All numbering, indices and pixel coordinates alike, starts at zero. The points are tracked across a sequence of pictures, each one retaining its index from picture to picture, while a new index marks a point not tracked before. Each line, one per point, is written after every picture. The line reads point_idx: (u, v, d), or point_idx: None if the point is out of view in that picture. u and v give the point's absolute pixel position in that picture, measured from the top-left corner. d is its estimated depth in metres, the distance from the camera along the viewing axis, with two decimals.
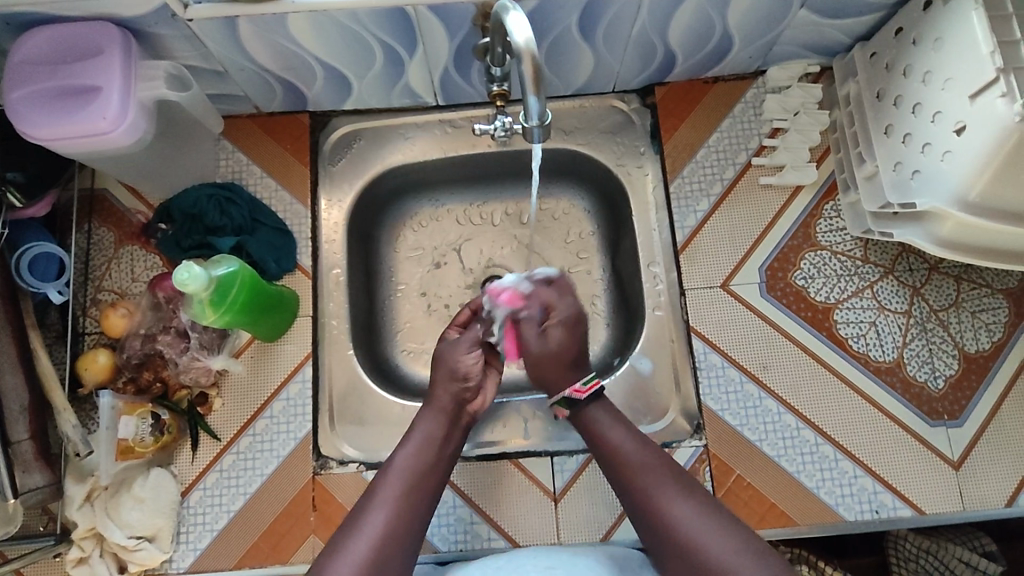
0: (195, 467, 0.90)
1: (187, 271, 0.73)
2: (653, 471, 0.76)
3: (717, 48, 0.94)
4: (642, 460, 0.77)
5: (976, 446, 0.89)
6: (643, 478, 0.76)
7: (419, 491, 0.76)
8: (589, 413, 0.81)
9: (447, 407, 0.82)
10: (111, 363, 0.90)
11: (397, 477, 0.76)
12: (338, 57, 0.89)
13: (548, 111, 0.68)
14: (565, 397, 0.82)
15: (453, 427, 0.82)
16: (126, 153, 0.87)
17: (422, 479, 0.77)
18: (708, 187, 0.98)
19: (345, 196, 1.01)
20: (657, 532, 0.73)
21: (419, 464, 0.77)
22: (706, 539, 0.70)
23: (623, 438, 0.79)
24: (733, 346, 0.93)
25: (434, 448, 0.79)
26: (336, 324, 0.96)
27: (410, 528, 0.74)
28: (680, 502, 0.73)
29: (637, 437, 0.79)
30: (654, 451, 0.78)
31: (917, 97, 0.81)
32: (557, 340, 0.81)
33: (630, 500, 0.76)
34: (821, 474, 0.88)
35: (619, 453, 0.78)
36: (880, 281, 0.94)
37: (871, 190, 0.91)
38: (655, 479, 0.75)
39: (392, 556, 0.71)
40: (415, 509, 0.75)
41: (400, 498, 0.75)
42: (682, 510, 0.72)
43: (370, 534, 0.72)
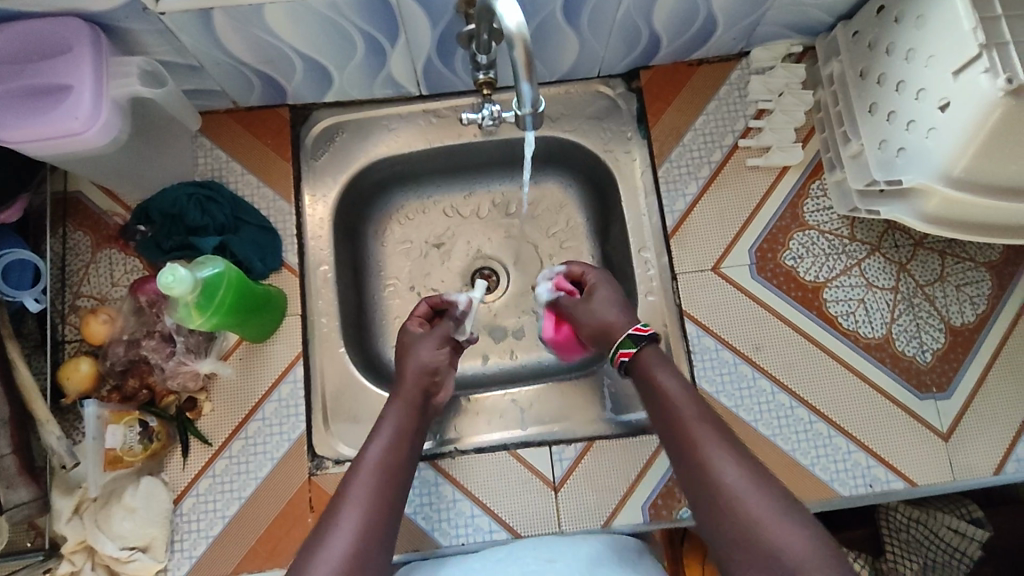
0: (187, 474, 0.88)
1: (171, 273, 0.69)
2: (701, 426, 0.72)
3: (701, 30, 0.93)
4: (692, 414, 0.73)
5: (963, 417, 0.91)
6: (693, 432, 0.72)
7: (392, 487, 0.73)
8: (645, 356, 0.78)
9: (412, 397, 0.81)
10: (94, 371, 0.88)
11: (370, 467, 0.73)
12: (319, 48, 0.87)
13: (541, 97, 0.66)
14: (631, 335, 0.78)
15: (418, 418, 0.81)
16: (100, 154, 0.84)
17: (386, 482, 0.73)
18: (696, 170, 0.98)
19: (329, 190, 0.99)
20: (704, 490, 0.69)
21: (390, 456, 0.75)
22: (751, 501, 0.66)
23: (677, 390, 0.75)
24: (726, 328, 0.93)
25: (404, 438, 0.77)
26: (326, 322, 0.95)
27: (386, 521, 0.70)
28: (730, 459, 0.69)
29: (690, 388, 0.75)
30: (706, 406, 0.74)
31: (900, 76, 0.82)
32: (609, 289, 0.85)
33: (677, 453, 0.73)
34: (816, 451, 0.89)
35: (672, 403, 0.74)
36: (867, 258, 0.95)
37: (857, 169, 0.91)
38: (704, 435, 0.71)
39: (369, 553, 0.67)
40: (389, 498, 0.72)
41: (375, 488, 0.72)
42: (731, 472, 0.68)
43: (351, 523, 0.68)
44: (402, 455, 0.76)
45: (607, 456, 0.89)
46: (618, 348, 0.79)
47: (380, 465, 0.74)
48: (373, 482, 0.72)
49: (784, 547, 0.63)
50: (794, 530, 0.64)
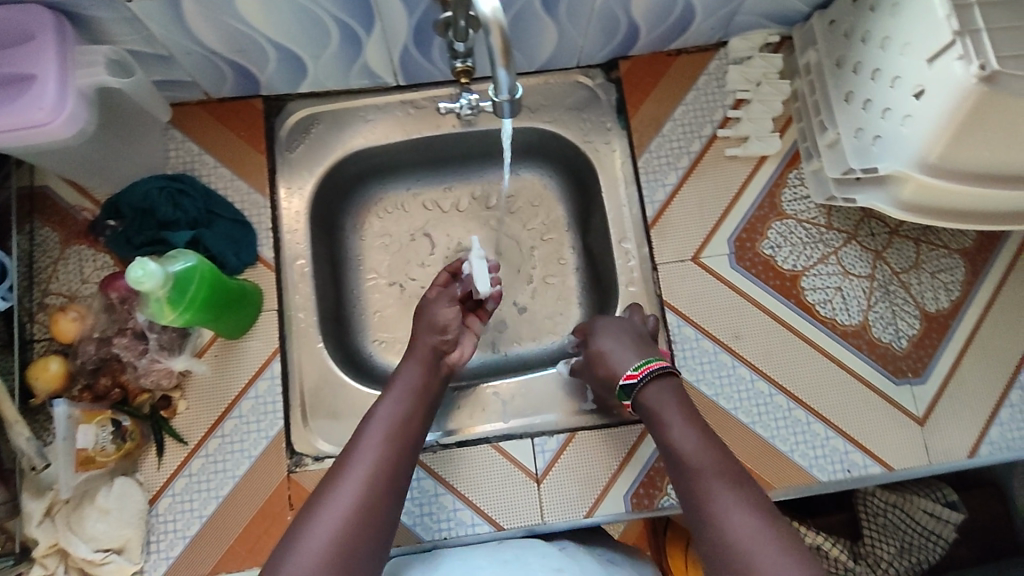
0: (162, 473, 0.86)
1: (141, 268, 0.66)
2: (711, 474, 0.70)
3: (679, 20, 0.93)
4: (701, 460, 0.72)
5: (938, 402, 0.92)
6: (701, 483, 0.70)
7: (398, 450, 0.73)
8: (647, 394, 0.79)
9: (424, 356, 0.83)
10: (64, 370, 0.85)
11: (379, 426, 0.75)
12: (292, 37, 0.85)
13: (519, 85, 0.65)
14: (622, 385, 0.81)
15: (432, 376, 0.82)
16: (69, 146, 0.81)
17: (393, 439, 0.74)
18: (675, 160, 0.98)
19: (306, 183, 0.98)
20: (715, 552, 0.66)
21: (400, 413, 0.77)
22: (760, 554, 0.63)
23: (686, 439, 0.74)
24: (706, 318, 0.93)
25: (415, 396, 0.79)
26: (303, 317, 0.94)
27: (390, 484, 0.71)
28: (740, 514, 0.66)
29: (702, 437, 0.74)
30: (719, 456, 0.72)
31: (876, 64, 0.83)
32: (608, 336, 0.86)
33: (687, 503, 0.71)
34: (795, 438, 0.90)
35: (685, 457, 0.73)
36: (844, 246, 0.96)
37: (834, 157, 0.92)
38: (713, 485, 0.69)
39: (370, 512, 0.68)
40: (397, 455, 0.73)
41: (381, 444, 0.73)
42: (741, 529, 0.65)
43: (355, 480, 0.69)
44: (411, 411, 0.78)
45: (589, 447, 0.89)
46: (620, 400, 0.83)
47: (390, 422, 0.76)
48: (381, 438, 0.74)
49: None
50: None
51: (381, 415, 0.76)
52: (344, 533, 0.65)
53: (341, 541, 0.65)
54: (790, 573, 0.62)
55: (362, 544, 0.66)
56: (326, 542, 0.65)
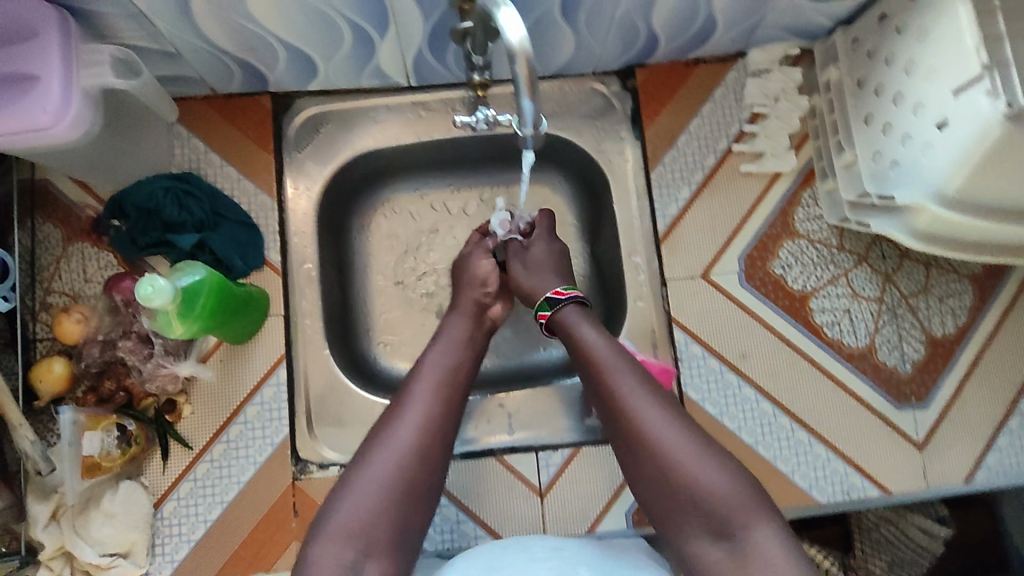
0: (167, 478, 0.87)
1: (151, 284, 0.65)
2: (616, 368, 0.74)
3: (700, 30, 0.91)
4: (606, 355, 0.75)
5: (939, 426, 0.93)
6: (609, 376, 0.73)
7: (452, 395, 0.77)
8: (564, 313, 0.83)
9: (470, 311, 0.89)
10: (68, 372, 0.85)
11: (432, 370, 0.78)
12: (304, 39, 0.81)
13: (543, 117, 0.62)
14: (548, 298, 0.85)
15: (476, 328, 0.88)
16: (69, 147, 0.77)
17: (449, 382, 0.78)
18: (689, 175, 0.97)
19: (312, 185, 0.96)
20: (624, 439, 0.71)
21: (451, 361, 0.81)
22: (668, 441, 0.68)
23: (595, 340, 0.77)
24: (714, 337, 0.93)
25: (464, 347, 0.84)
26: (310, 323, 0.93)
27: (446, 423, 0.74)
28: (647, 404, 0.70)
29: (607, 337, 0.78)
30: (622, 353, 0.76)
31: (898, 87, 0.80)
32: (539, 253, 0.93)
33: (598, 400, 0.75)
34: (797, 459, 0.91)
35: (593, 356, 0.76)
36: (854, 268, 0.96)
37: (850, 179, 0.91)
38: (619, 377, 0.73)
39: (427, 448, 0.71)
40: (450, 398, 0.77)
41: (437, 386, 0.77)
42: (652, 419, 0.69)
43: (415, 417, 0.73)
44: (462, 360, 0.82)
45: (593, 462, 0.90)
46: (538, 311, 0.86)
47: (441, 367, 0.79)
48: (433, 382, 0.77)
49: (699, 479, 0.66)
50: (715, 470, 0.66)
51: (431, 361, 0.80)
52: (405, 468, 0.69)
53: (401, 476, 0.69)
54: (701, 455, 0.67)
55: (420, 477, 0.70)
56: (389, 474, 0.68)
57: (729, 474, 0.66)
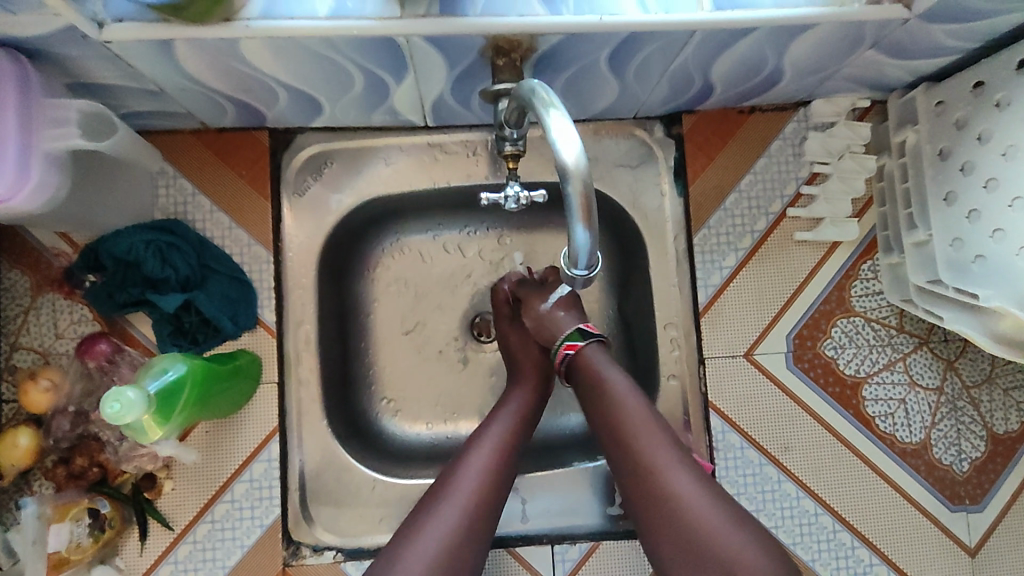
0: (145, 559, 0.79)
1: (119, 401, 0.58)
2: (647, 426, 0.66)
3: (763, 81, 0.79)
4: (638, 410, 0.67)
5: (994, 532, 0.85)
6: (639, 434, 0.65)
7: (504, 474, 0.70)
8: (586, 354, 0.74)
9: (534, 377, 0.81)
10: (35, 446, 0.75)
11: (487, 445, 0.72)
12: (306, 81, 0.70)
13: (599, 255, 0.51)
14: (580, 329, 0.76)
15: (540, 399, 0.80)
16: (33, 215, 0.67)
17: (503, 458, 0.71)
18: (736, 241, 0.87)
19: (313, 234, 0.85)
20: (650, 507, 0.62)
21: (509, 435, 0.74)
22: (703, 513, 0.59)
23: (625, 389, 0.69)
24: (753, 426, 0.85)
25: (523, 421, 0.77)
26: (307, 391, 0.84)
27: (495, 505, 0.68)
28: (681, 471, 0.62)
29: (637, 389, 0.70)
30: (653, 411, 0.68)
31: (992, 172, 0.70)
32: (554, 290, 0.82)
33: (620, 460, 0.66)
34: (837, 563, 0.84)
35: (619, 408, 0.68)
36: (914, 353, 0.86)
37: (921, 259, 0.80)
38: (650, 437, 0.65)
39: (476, 531, 0.65)
40: (503, 478, 0.70)
41: (494, 462, 0.70)
42: (683, 483, 0.61)
43: (465, 495, 0.66)
44: (519, 438, 0.75)
45: (613, 558, 0.84)
46: (563, 343, 0.76)
47: (500, 442, 0.73)
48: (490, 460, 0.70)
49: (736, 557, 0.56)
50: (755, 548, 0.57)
51: (490, 436, 0.73)
52: (453, 550, 0.62)
53: (450, 560, 0.61)
54: (739, 532, 0.58)
55: (468, 565, 0.63)
56: (435, 555, 0.61)
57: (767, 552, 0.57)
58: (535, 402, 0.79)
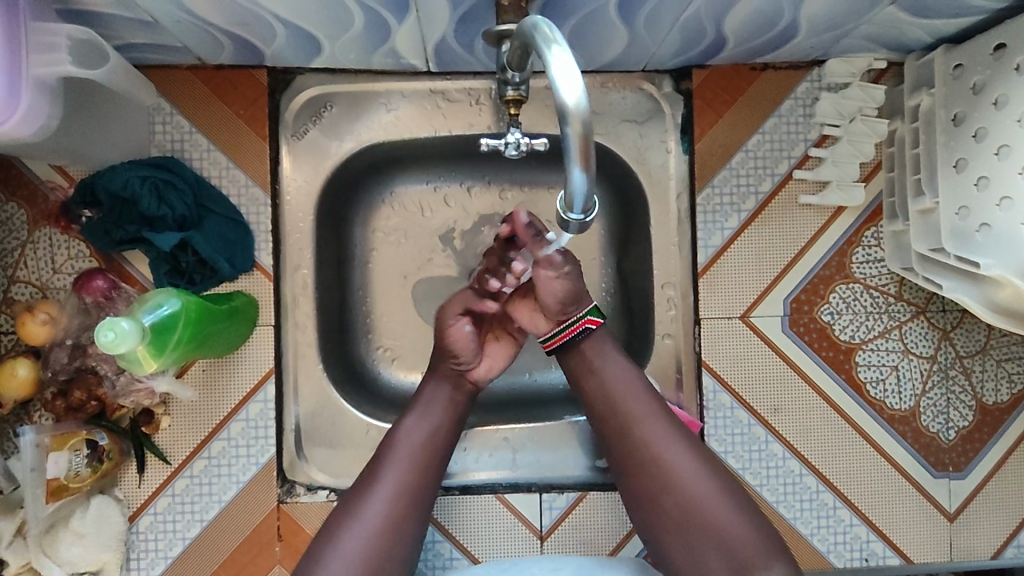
0: (143, 491, 0.81)
1: (112, 330, 0.58)
2: (641, 413, 0.69)
3: (777, 36, 0.77)
4: (634, 395, 0.70)
5: (975, 499, 0.86)
6: (636, 417, 0.69)
7: (420, 482, 0.69)
8: (596, 339, 0.73)
9: (448, 374, 0.75)
10: (34, 377, 0.76)
11: (400, 451, 0.70)
12: (307, 17, 0.68)
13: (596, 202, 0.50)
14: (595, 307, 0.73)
15: (460, 393, 0.75)
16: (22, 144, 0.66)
17: (418, 467, 0.69)
18: (740, 202, 0.86)
19: (312, 179, 0.84)
20: (647, 483, 0.68)
21: (423, 436, 0.71)
22: (698, 489, 0.66)
23: (622, 372, 0.71)
24: (745, 386, 0.86)
25: (440, 420, 0.73)
26: (304, 336, 0.85)
27: (412, 513, 0.67)
28: (675, 450, 0.68)
29: (632, 367, 0.73)
30: (649, 389, 0.71)
31: (1005, 139, 0.68)
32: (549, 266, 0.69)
33: (617, 441, 0.70)
34: (818, 521, 0.86)
35: (615, 392, 0.71)
36: (910, 321, 0.86)
37: (925, 227, 0.80)
38: (645, 421, 0.69)
39: (408, 506, 0.67)
40: (420, 485, 0.69)
41: (436, 428, 0.72)
42: (679, 460, 0.67)
43: (381, 501, 0.67)
44: (465, 397, 0.76)
45: (599, 508, 0.85)
46: (584, 316, 0.72)
47: (413, 446, 0.70)
48: (417, 432, 0.71)
49: (729, 527, 0.64)
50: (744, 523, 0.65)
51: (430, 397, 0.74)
52: (389, 524, 0.66)
53: (387, 537, 0.65)
54: (726, 505, 0.65)
55: (393, 562, 0.65)
56: (377, 525, 0.65)
57: (753, 522, 0.65)
58: (455, 399, 0.75)
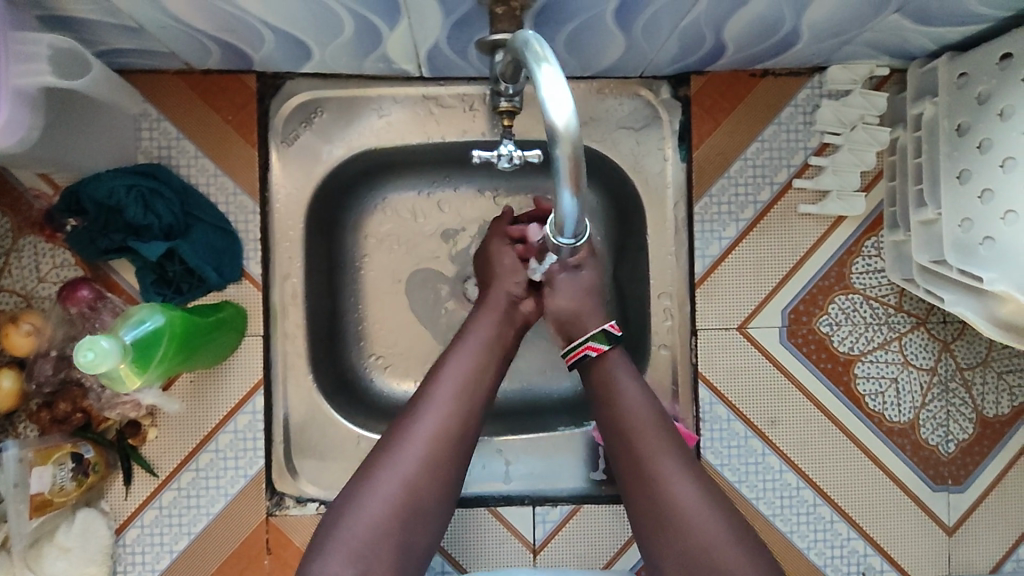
0: (130, 503, 0.80)
1: (93, 349, 0.57)
2: (653, 447, 0.66)
3: (779, 43, 0.75)
4: (648, 427, 0.67)
5: (974, 513, 0.85)
6: (650, 452, 0.66)
7: (466, 415, 0.66)
8: (610, 361, 0.71)
9: (499, 304, 0.74)
10: (17, 389, 0.74)
11: (447, 382, 0.68)
12: (296, 23, 0.66)
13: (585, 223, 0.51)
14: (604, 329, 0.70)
15: (510, 326, 0.74)
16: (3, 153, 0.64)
17: (465, 398, 0.67)
18: (738, 211, 0.84)
19: (302, 186, 0.83)
20: (652, 519, 0.64)
21: (474, 367, 0.69)
22: (704, 530, 0.62)
23: (638, 402, 0.69)
24: (742, 398, 0.85)
25: (488, 352, 0.71)
26: (294, 346, 0.83)
27: (457, 445, 0.65)
28: (685, 488, 0.64)
29: (650, 399, 0.70)
30: (666, 422, 0.68)
31: (1012, 151, 0.66)
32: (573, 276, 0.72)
33: (628, 474, 0.67)
34: (815, 535, 0.84)
35: (630, 421, 0.68)
36: (910, 333, 0.85)
37: (926, 238, 0.78)
38: (658, 455, 0.66)
39: (453, 438, 0.65)
40: (466, 416, 0.66)
41: (484, 362, 0.70)
42: (688, 498, 0.64)
43: (423, 435, 0.64)
44: (511, 339, 0.74)
45: (593, 521, 0.84)
46: (586, 341, 0.70)
47: (461, 375, 0.68)
48: (468, 361, 0.69)
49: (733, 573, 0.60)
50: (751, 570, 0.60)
51: (477, 335, 0.71)
52: (430, 457, 0.63)
53: (425, 474, 0.63)
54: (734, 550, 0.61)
55: (428, 498, 0.63)
56: (417, 460, 0.63)
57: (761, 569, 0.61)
58: (505, 329, 0.73)
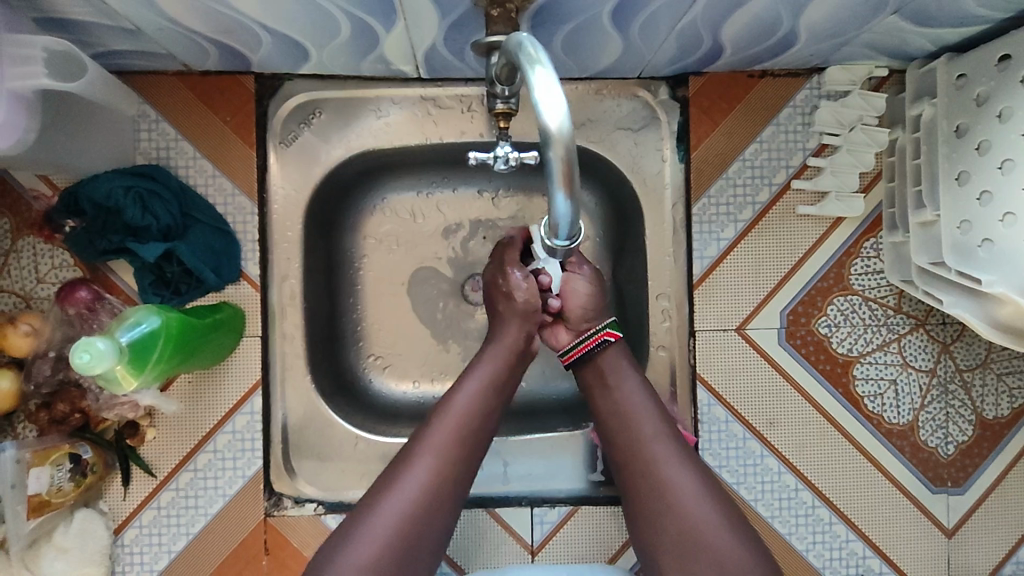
0: (129, 503, 0.80)
1: (88, 351, 0.57)
2: (651, 436, 0.68)
3: (776, 44, 0.75)
4: (646, 418, 0.69)
5: (974, 515, 0.85)
6: (647, 441, 0.67)
7: (460, 459, 0.65)
8: (608, 356, 0.72)
9: (508, 344, 0.72)
10: (16, 389, 0.74)
11: (444, 425, 0.66)
12: (292, 25, 0.66)
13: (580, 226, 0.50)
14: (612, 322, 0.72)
15: (515, 367, 0.72)
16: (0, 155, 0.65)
17: (461, 442, 0.66)
18: (736, 212, 0.84)
19: (300, 186, 0.83)
20: (650, 502, 0.65)
21: (474, 411, 0.67)
22: (699, 511, 0.63)
23: (636, 394, 0.70)
24: (741, 400, 0.85)
25: (489, 395, 0.69)
26: (292, 346, 0.83)
27: (451, 492, 0.64)
28: (680, 472, 0.66)
29: (649, 392, 0.71)
30: (663, 413, 0.70)
31: (1011, 153, 0.66)
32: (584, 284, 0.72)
33: (626, 462, 0.68)
34: (813, 537, 0.84)
35: (628, 413, 0.69)
36: (909, 334, 0.85)
37: (925, 240, 0.78)
38: (655, 443, 0.67)
39: (447, 484, 0.64)
40: (460, 461, 0.65)
41: (484, 406, 0.68)
42: (684, 482, 0.65)
43: (414, 481, 0.63)
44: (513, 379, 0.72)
45: (591, 522, 0.84)
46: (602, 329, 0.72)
47: (459, 418, 0.67)
48: (467, 405, 0.67)
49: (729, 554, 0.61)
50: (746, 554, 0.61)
51: (480, 370, 0.70)
52: (422, 503, 0.62)
53: (416, 521, 0.62)
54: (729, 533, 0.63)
55: (419, 543, 0.62)
56: (408, 506, 0.62)
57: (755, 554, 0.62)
58: (510, 371, 0.71)
